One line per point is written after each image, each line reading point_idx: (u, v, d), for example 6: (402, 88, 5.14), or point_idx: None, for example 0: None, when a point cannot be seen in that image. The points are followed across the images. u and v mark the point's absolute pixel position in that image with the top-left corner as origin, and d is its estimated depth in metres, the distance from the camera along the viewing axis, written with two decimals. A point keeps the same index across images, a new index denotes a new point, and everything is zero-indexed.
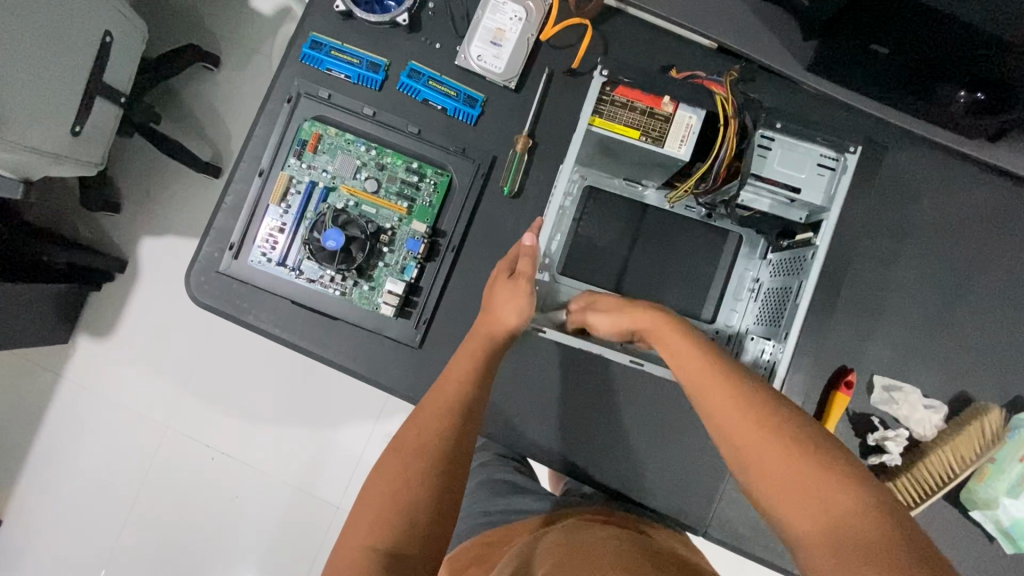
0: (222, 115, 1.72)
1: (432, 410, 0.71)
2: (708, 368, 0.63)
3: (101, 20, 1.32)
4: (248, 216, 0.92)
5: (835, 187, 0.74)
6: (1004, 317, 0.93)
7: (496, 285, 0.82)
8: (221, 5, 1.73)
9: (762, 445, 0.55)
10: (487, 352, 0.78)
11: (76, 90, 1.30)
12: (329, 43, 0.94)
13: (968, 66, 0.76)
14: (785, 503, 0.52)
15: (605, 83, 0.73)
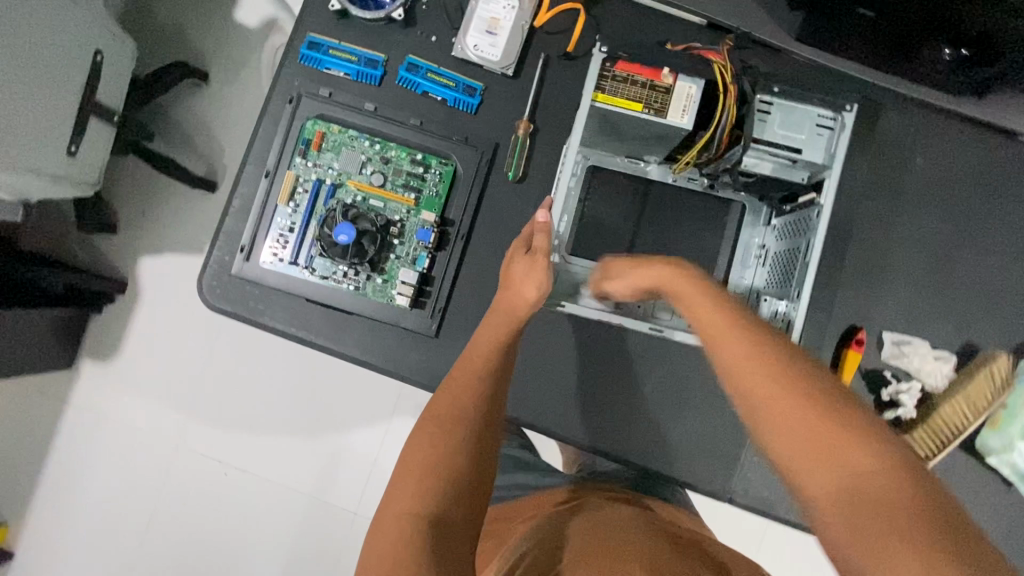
0: (214, 130, 1.73)
1: (457, 385, 0.75)
2: (728, 321, 0.59)
3: (90, 39, 1.32)
4: (257, 217, 0.93)
5: (836, 146, 0.76)
6: (1003, 267, 0.96)
7: (513, 260, 0.85)
8: (206, 21, 1.74)
9: (785, 398, 0.52)
10: (508, 332, 0.81)
11: (70, 109, 1.30)
12: (327, 42, 0.95)
13: (952, 21, 0.78)
14: (803, 462, 0.50)
15: (606, 60, 0.75)
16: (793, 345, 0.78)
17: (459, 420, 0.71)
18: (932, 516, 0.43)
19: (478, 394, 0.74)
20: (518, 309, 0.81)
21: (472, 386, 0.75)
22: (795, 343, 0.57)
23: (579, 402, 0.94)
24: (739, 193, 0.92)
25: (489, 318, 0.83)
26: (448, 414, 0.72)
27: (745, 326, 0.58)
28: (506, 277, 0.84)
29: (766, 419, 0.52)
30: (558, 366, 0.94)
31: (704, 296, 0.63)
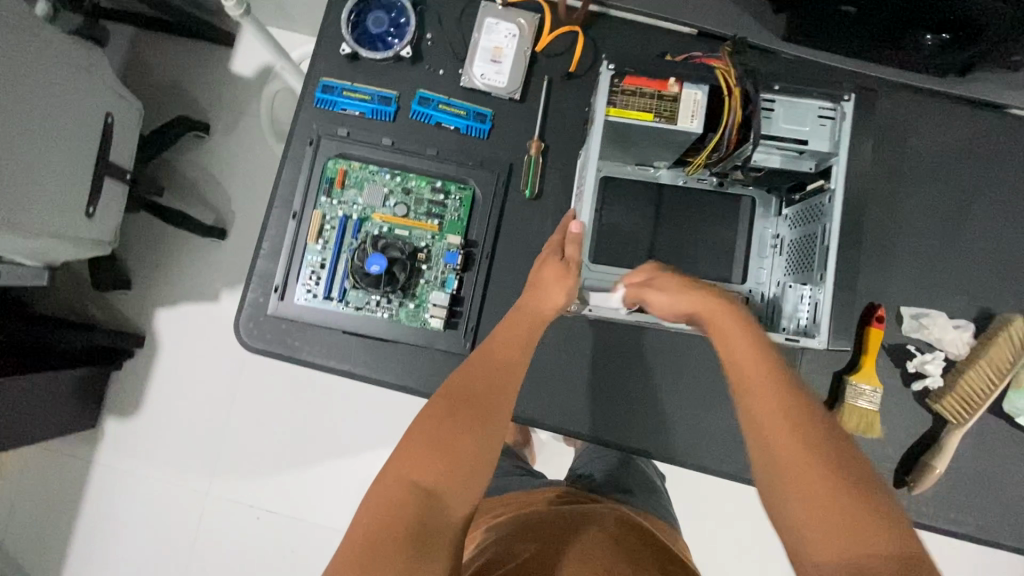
0: (221, 179, 1.77)
1: (478, 373, 0.75)
2: (778, 385, 0.64)
3: (100, 103, 1.36)
4: (289, 256, 0.96)
5: (840, 134, 0.80)
6: (1006, 233, 1.00)
7: (545, 262, 0.87)
8: (206, 75, 1.80)
9: (811, 467, 0.57)
10: (535, 322, 0.83)
11: (84, 172, 1.33)
12: (340, 85, 1.00)
13: (930, 11, 0.84)
14: (817, 529, 0.54)
15: (614, 77, 0.80)
16: (824, 328, 0.81)
17: (472, 407, 0.71)
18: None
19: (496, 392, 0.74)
20: (546, 310, 0.84)
21: (492, 375, 0.75)
22: (834, 425, 0.61)
23: (615, 405, 0.97)
24: (749, 188, 0.97)
25: (516, 316, 0.84)
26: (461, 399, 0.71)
27: (792, 393, 0.63)
28: (535, 280, 0.87)
29: (790, 485, 0.57)
30: (592, 372, 0.97)
31: (760, 353, 0.68)
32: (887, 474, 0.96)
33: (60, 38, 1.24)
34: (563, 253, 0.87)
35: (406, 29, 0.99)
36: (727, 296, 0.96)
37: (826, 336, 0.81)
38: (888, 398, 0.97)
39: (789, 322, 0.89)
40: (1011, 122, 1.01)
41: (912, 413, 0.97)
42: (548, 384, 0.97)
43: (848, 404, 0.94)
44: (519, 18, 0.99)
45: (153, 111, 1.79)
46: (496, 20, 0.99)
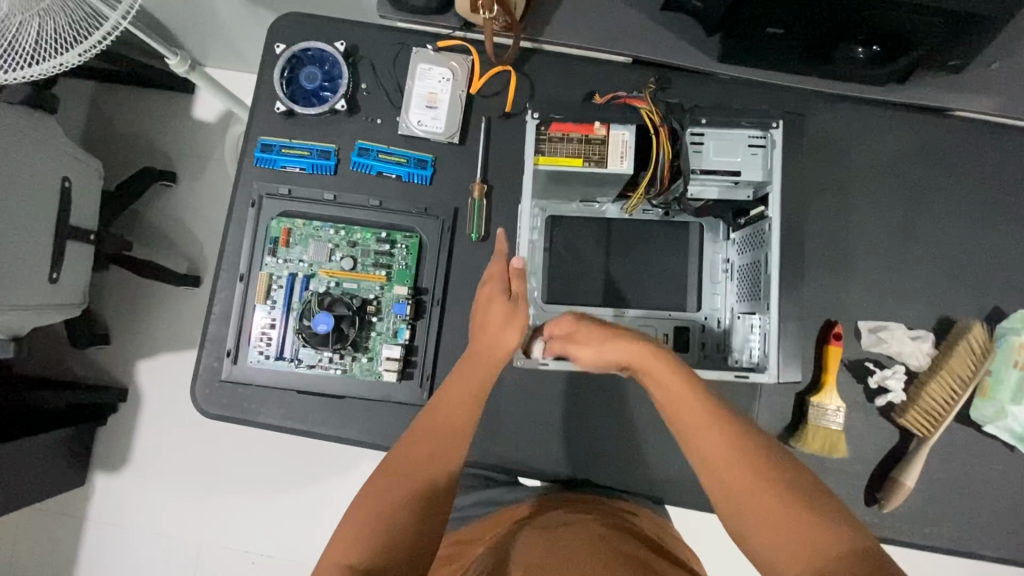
0: (190, 226, 1.75)
1: (417, 441, 0.73)
2: (709, 414, 0.66)
3: (56, 169, 1.35)
4: (239, 320, 0.96)
5: (771, 162, 0.80)
6: (960, 238, 0.99)
7: (491, 302, 0.87)
8: (163, 123, 1.77)
9: (756, 491, 0.59)
10: (484, 375, 0.82)
11: (44, 239, 1.33)
12: (279, 143, 1.00)
13: (854, 29, 0.83)
14: (782, 549, 0.56)
15: (539, 124, 0.80)
16: (772, 361, 0.81)
17: (422, 466, 0.71)
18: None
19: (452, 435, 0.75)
20: (495, 352, 0.83)
21: (435, 426, 0.75)
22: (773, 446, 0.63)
23: (580, 443, 0.96)
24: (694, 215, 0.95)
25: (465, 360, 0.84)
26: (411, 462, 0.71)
27: (723, 418, 0.65)
28: (481, 318, 0.86)
29: (750, 512, 0.59)
30: (554, 411, 0.96)
31: (685, 384, 0.69)
32: (856, 491, 0.94)
33: (6, 110, 1.24)
34: (508, 288, 0.87)
35: (340, 82, 0.98)
36: (683, 325, 0.94)
37: (775, 369, 0.81)
38: (852, 414, 0.95)
39: (743, 353, 0.88)
40: (956, 125, 1.00)
41: (878, 427, 0.95)
42: (510, 426, 0.95)
43: (811, 424, 0.92)
44: (452, 62, 0.99)
45: (115, 162, 1.77)
46: (429, 66, 0.98)
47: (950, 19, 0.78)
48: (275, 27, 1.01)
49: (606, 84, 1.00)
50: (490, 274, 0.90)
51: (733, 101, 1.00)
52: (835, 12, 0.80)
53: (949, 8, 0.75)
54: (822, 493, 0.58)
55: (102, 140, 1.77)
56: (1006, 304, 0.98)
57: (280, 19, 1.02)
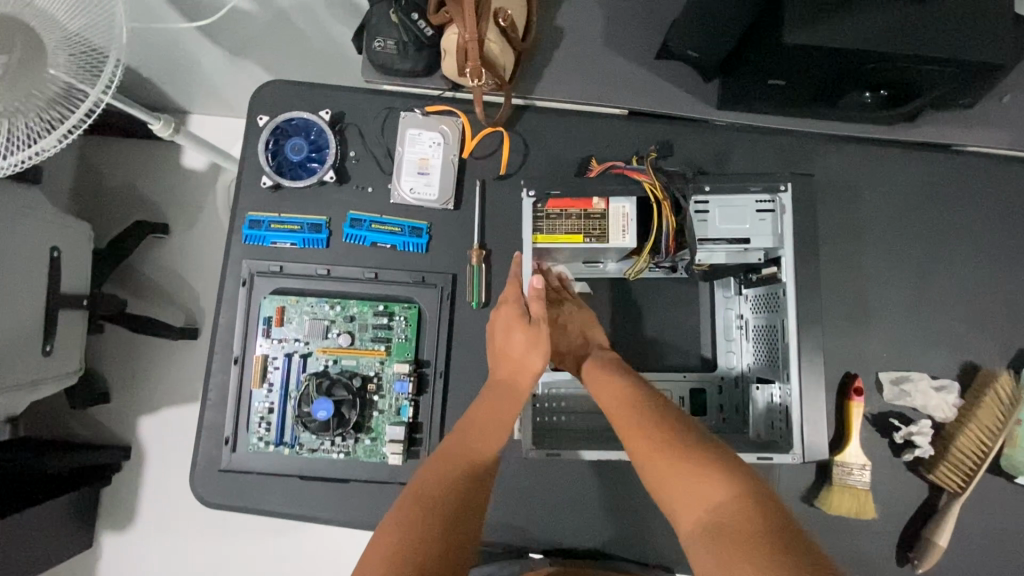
0: (187, 275, 1.59)
1: (445, 462, 0.70)
2: (625, 394, 0.73)
3: (46, 235, 1.23)
4: (235, 406, 0.92)
5: (782, 227, 0.77)
6: (980, 279, 0.95)
7: (510, 328, 0.83)
8: (143, 162, 1.61)
9: (657, 454, 0.65)
10: (513, 394, 0.79)
11: (37, 308, 1.20)
12: (267, 218, 0.96)
13: (861, 79, 0.80)
14: (681, 502, 0.61)
15: (537, 202, 0.81)
16: (796, 441, 0.76)
17: (448, 509, 0.64)
18: (771, 532, 0.54)
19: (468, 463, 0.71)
20: (519, 380, 0.80)
21: (441, 461, 0.70)
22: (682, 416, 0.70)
23: (599, 517, 0.91)
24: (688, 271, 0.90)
25: (491, 387, 0.80)
26: (422, 492, 0.66)
27: (633, 396, 0.73)
28: (501, 342, 0.83)
29: (656, 473, 0.65)
30: (570, 484, 0.91)
31: (608, 374, 0.77)
32: (888, 551, 0.90)
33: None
34: (529, 316, 0.83)
35: (327, 151, 0.95)
36: (699, 387, 0.89)
37: (800, 450, 0.76)
38: (878, 470, 0.92)
39: (759, 423, 0.83)
40: (968, 162, 0.96)
41: (906, 482, 0.91)
42: (526, 503, 0.91)
43: (835, 485, 0.88)
44: (442, 125, 0.95)
45: (98, 216, 1.59)
46: (419, 131, 0.95)
47: (962, 68, 0.75)
48: (258, 98, 0.99)
49: (602, 138, 0.97)
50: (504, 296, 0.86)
51: (738, 147, 0.96)
52: (841, 65, 0.77)
53: (958, 57, 0.73)
54: (716, 448, 0.64)
55: (82, 189, 1.59)
56: None
57: (263, 88, 0.99)
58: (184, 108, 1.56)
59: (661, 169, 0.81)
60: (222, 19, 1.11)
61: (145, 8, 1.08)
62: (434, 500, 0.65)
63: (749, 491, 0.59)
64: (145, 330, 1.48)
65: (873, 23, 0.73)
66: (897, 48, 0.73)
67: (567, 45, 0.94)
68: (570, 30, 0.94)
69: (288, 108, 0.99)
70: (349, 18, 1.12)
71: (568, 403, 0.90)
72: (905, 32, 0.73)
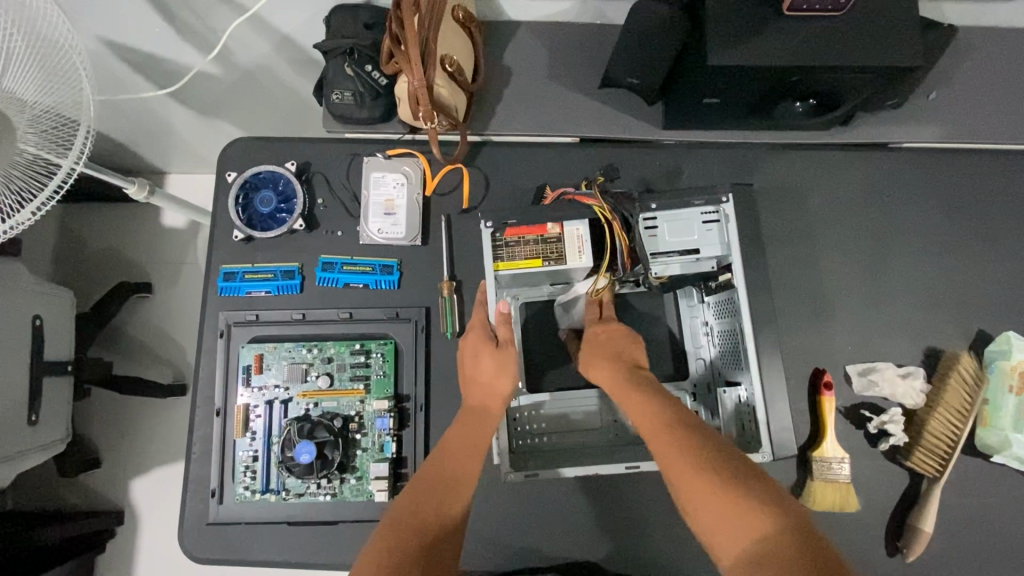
0: (172, 331, 1.61)
1: (422, 492, 0.72)
2: (667, 420, 0.73)
3: (29, 305, 1.24)
4: (219, 457, 0.93)
5: (728, 235, 0.82)
6: (931, 267, 0.99)
7: (478, 353, 0.86)
8: (121, 225, 1.64)
9: (699, 483, 0.64)
10: (486, 421, 0.80)
11: (21, 381, 1.20)
12: (241, 269, 0.99)
13: (790, 90, 0.85)
14: (720, 534, 0.61)
15: (495, 232, 0.86)
16: (765, 440, 0.79)
17: (426, 534, 0.67)
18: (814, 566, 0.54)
19: (451, 489, 0.73)
20: (490, 405, 0.82)
21: (438, 489, 0.72)
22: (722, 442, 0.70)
23: (589, 534, 0.91)
24: (640, 288, 0.93)
25: (463, 416, 0.81)
26: (411, 519, 0.69)
27: (675, 424, 0.72)
28: (467, 370, 0.86)
29: (693, 501, 0.64)
30: (556, 505, 0.91)
31: (643, 397, 0.77)
32: (876, 541, 0.91)
33: None
34: (495, 339, 0.86)
35: (295, 201, 0.99)
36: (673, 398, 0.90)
37: (769, 449, 0.78)
38: (857, 462, 0.93)
39: (729, 427, 0.84)
40: (907, 157, 1.01)
41: (886, 471, 0.93)
42: (516, 528, 0.91)
43: (817, 482, 0.89)
44: (404, 166, 0.99)
45: (82, 281, 1.61)
46: (382, 173, 0.99)
47: (875, 74, 0.81)
48: (225, 156, 1.03)
49: (558, 165, 1.01)
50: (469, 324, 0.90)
51: (686, 162, 1.01)
52: (770, 79, 0.82)
53: (873, 64, 0.78)
54: (761, 483, 0.63)
55: (64, 256, 1.62)
56: (990, 326, 0.97)
57: (230, 146, 1.03)
58: (160, 169, 1.60)
59: (607, 192, 0.85)
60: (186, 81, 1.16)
61: (113, 75, 1.12)
62: (426, 530, 0.68)
63: (798, 530, 0.59)
64: (131, 390, 1.48)
65: (790, 42, 0.78)
66: (815, 59, 0.78)
67: (516, 82, 0.99)
68: (517, 68, 0.99)
69: (255, 162, 1.03)
70: (309, 72, 1.17)
71: (546, 424, 0.91)
72: (820, 46, 0.78)
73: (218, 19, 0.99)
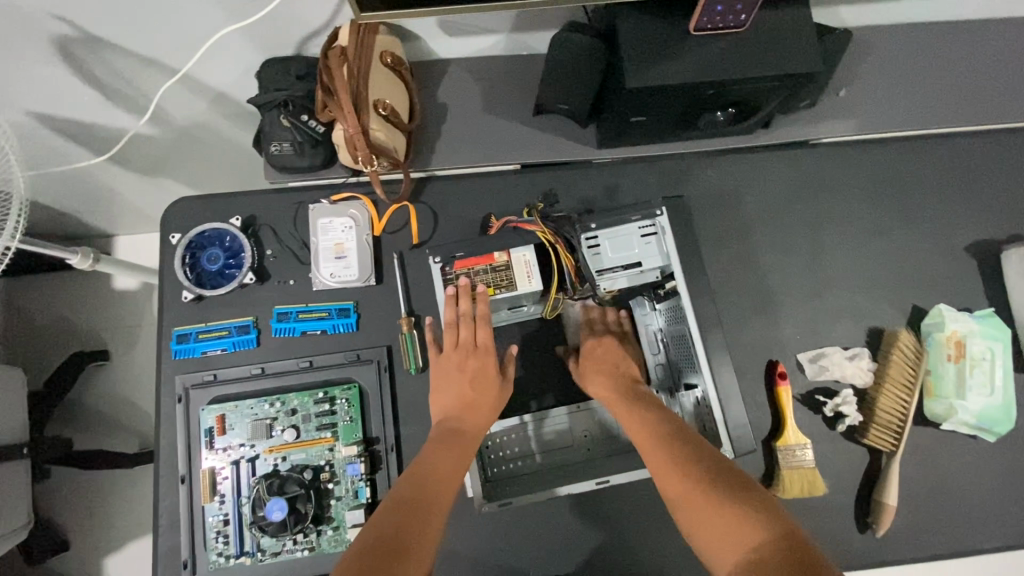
0: (133, 397, 1.55)
1: (396, 507, 0.70)
2: (661, 433, 0.75)
3: None
4: (189, 526, 0.91)
5: (666, 247, 0.87)
6: (862, 251, 1.05)
7: (448, 375, 0.85)
8: (70, 295, 1.59)
9: (690, 496, 0.67)
10: (462, 447, 0.79)
11: None
12: (194, 329, 0.98)
13: (709, 102, 0.90)
14: (716, 546, 0.63)
15: (444, 266, 0.89)
16: (725, 439, 0.82)
17: (398, 546, 0.65)
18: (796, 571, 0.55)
19: (428, 509, 0.71)
20: (474, 425, 0.82)
21: (411, 509, 0.70)
22: (717, 456, 0.71)
23: (573, 553, 0.92)
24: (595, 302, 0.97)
25: (441, 432, 0.80)
26: (385, 532, 0.66)
27: (670, 437, 0.74)
28: (451, 389, 0.84)
29: (687, 514, 0.67)
30: (537, 528, 0.92)
31: (637, 413, 0.79)
32: (846, 519, 0.95)
33: None
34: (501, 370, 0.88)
35: (243, 255, 0.99)
36: None
37: (729, 446, 0.82)
38: (819, 446, 0.97)
39: (691, 425, 0.88)
40: (828, 151, 1.07)
41: (847, 450, 0.97)
42: (500, 557, 0.91)
43: (784, 470, 0.92)
44: (350, 209, 1.00)
45: (32, 357, 1.55)
46: (329, 219, 0.99)
47: (785, 81, 0.86)
48: (168, 217, 1.02)
49: (501, 191, 1.03)
50: (473, 342, 0.86)
51: (625, 176, 1.04)
52: (689, 95, 0.87)
53: (779, 73, 0.84)
54: (754, 493, 0.65)
55: (9, 333, 1.55)
56: (923, 301, 1.03)
57: (172, 207, 1.02)
58: (106, 233, 1.56)
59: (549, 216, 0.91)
60: (121, 143, 1.14)
61: (45, 145, 1.10)
62: (399, 542, 0.65)
63: (789, 538, 0.60)
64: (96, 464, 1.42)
65: (701, 60, 0.83)
66: (726, 74, 0.83)
67: (452, 118, 1.02)
68: (451, 103, 1.02)
69: (199, 220, 1.02)
70: (247, 125, 1.17)
71: (518, 449, 0.92)
72: (729, 61, 0.84)
73: (147, 82, 0.99)
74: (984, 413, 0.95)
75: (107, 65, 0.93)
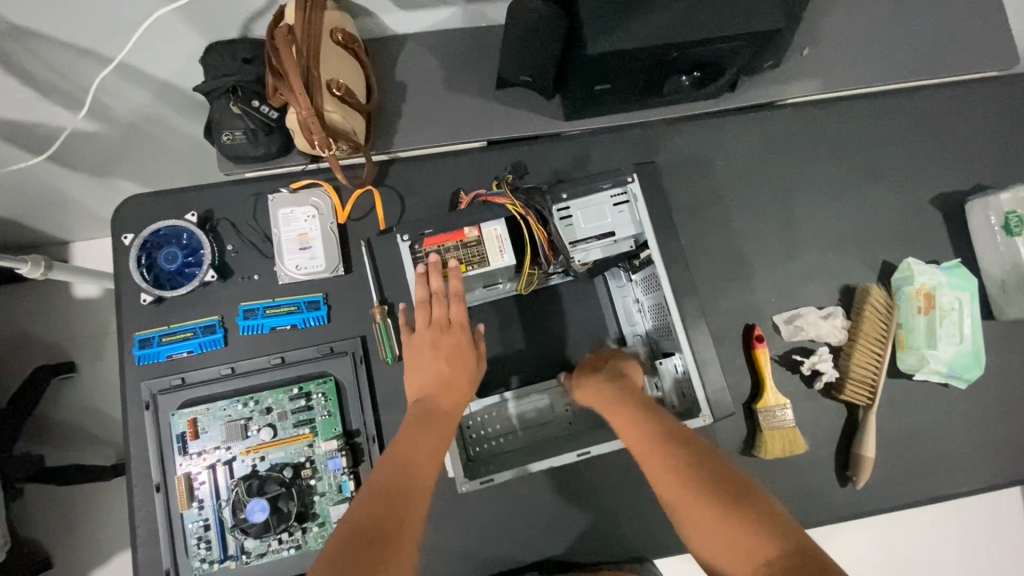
0: (104, 408, 1.49)
1: (378, 496, 0.67)
2: (658, 437, 0.71)
3: None
4: (167, 535, 0.88)
5: (639, 215, 0.85)
6: (832, 210, 1.05)
7: (424, 355, 0.83)
8: (28, 307, 1.52)
9: (694, 506, 0.63)
10: (443, 433, 0.76)
11: None
12: (157, 333, 0.94)
13: (672, 67, 0.88)
14: (728, 562, 0.60)
15: (413, 245, 0.87)
16: (703, 404, 0.82)
17: (380, 537, 0.62)
18: None
19: (410, 494, 0.68)
20: (452, 406, 0.80)
21: (392, 496, 0.67)
22: (722, 463, 0.68)
23: (563, 529, 0.92)
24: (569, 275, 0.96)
25: (418, 415, 0.78)
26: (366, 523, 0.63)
27: (667, 443, 0.70)
28: (428, 372, 0.82)
29: (694, 527, 0.63)
30: (526, 507, 0.91)
31: (634, 419, 0.75)
32: (827, 474, 0.97)
33: None
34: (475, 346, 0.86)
35: (202, 252, 0.94)
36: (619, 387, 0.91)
37: (707, 412, 0.82)
38: (798, 405, 0.98)
39: (671, 395, 0.88)
40: (794, 112, 1.07)
41: (826, 407, 0.98)
42: (490, 538, 0.91)
43: (765, 431, 0.93)
44: (313, 198, 0.96)
45: None
46: (290, 208, 0.95)
47: (748, 41, 0.85)
48: (119, 218, 0.97)
49: (468, 170, 1.00)
50: (446, 319, 0.84)
51: (594, 147, 1.02)
52: (652, 59, 0.85)
53: (740, 32, 0.82)
54: (761, 502, 0.62)
55: None
56: (891, 256, 1.05)
57: (123, 206, 0.97)
58: (61, 240, 1.49)
59: (518, 189, 0.89)
60: (62, 142, 1.07)
61: None
62: (380, 532, 0.63)
63: (802, 550, 0.57)
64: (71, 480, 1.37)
65: (662, 22, 0.81)
66: (687, 36, 0.81)
67: (412, 97, 0.99)
68: (410, 82, 0.99)
69: (153, 219, 0.97)
70: (198, 115, 1.11)
71: (502, 428, 0.91)
72: (691, 22, 0.82)
73: (82, 75, 0.92)
74: (954, 360, 0.96)
75: (36, 58, 0.87)
